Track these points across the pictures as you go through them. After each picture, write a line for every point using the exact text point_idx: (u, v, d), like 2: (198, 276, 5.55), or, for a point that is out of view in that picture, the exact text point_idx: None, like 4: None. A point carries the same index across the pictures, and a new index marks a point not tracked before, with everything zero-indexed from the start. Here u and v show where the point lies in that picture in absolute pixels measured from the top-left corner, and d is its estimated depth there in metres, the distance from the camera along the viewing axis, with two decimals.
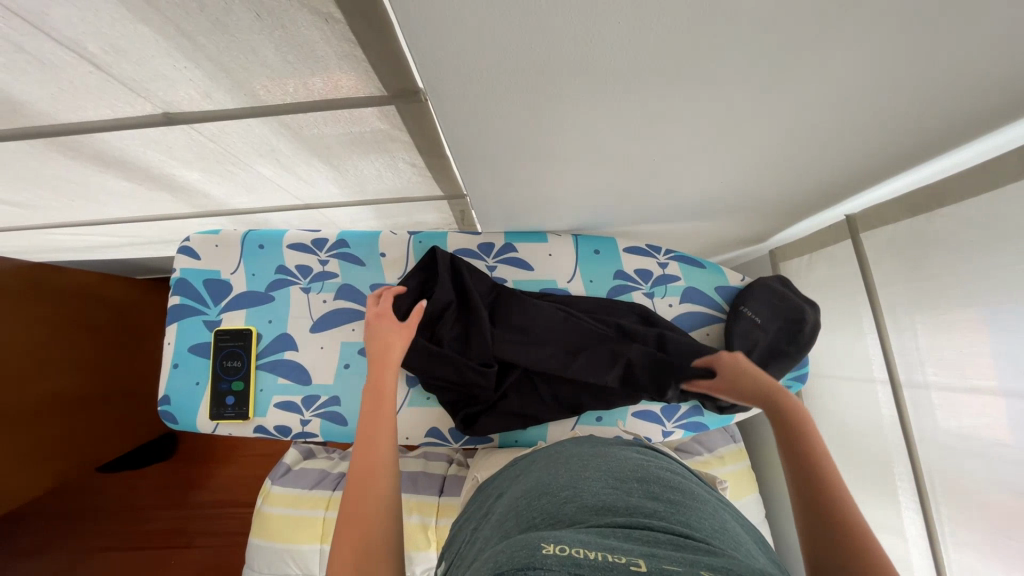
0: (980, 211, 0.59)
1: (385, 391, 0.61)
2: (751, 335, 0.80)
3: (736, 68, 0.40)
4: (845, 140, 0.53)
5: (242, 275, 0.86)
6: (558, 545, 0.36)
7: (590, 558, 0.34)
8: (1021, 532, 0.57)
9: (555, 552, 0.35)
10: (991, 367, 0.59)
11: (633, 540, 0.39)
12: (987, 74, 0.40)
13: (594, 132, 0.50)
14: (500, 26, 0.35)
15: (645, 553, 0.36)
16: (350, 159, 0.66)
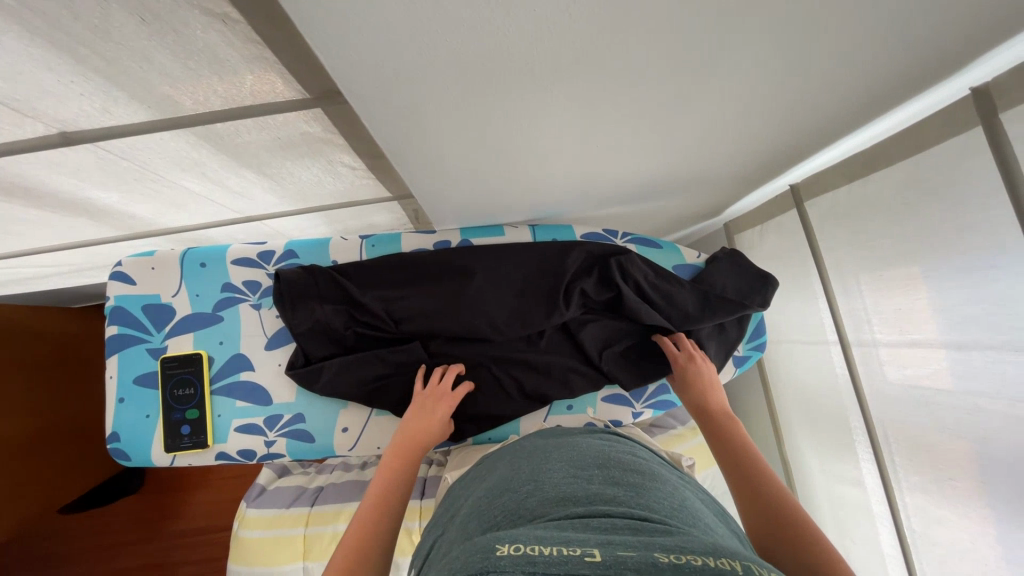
0: (910, 173, 0.61)
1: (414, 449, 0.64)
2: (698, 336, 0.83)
3: (661, 48, 0.39)
4: (780, 111, 0.54)
5: (184, 297, 0.80)
6: (513, 546, 0.36)
7: (545, 554, 0.34)
8: (964, 471, 0.61)
9: (510, 553, 0.35)
10: (929, 321, 0.62)
11: (592, 528, 0.39)
12: (901, 38, 0.41)
13: (532, 121, 0.49)
14: (410, 17, 0.33)
15: (601, 540, 0.36)
16: (284, 166, 0.62)
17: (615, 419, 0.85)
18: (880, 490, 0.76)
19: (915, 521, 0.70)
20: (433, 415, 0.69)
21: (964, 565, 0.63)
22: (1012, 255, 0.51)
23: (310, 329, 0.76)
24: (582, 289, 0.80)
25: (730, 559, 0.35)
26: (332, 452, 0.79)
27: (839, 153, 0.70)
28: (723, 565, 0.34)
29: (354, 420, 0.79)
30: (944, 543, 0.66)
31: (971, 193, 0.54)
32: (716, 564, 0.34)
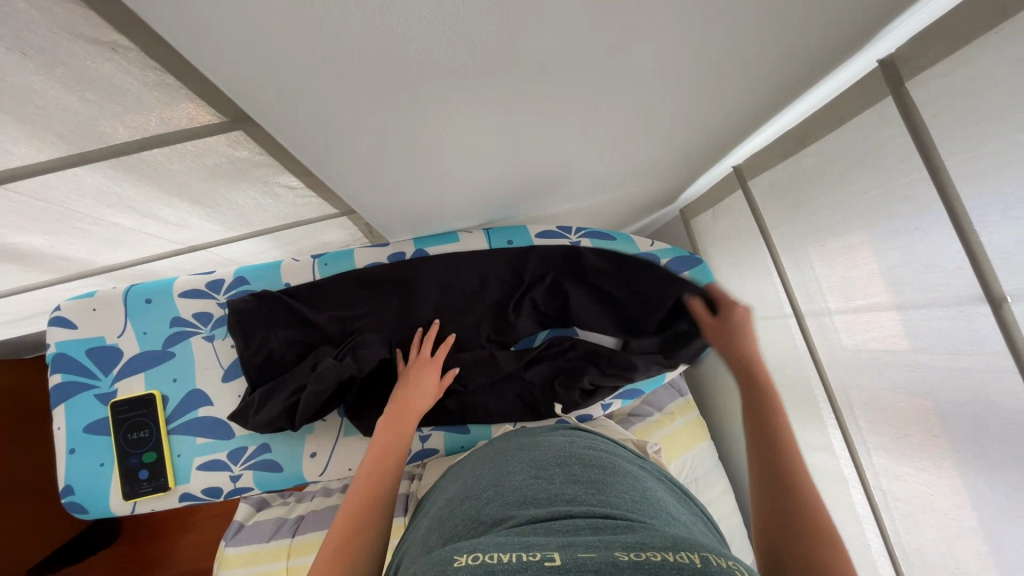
0: (837, 146, 0.63)
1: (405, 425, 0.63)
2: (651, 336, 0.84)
3: (568, 45, 0.40)
4: (702, 99, 0.55)
5: (131, 336, 0.77)
6: (472, 556, 0.35)
7: (504, 562, 0.34)
8: (916, 424, 0.64)
9: (468, 564, 0.34)
10: (873, 285, 0.64)
11: (553, 531, 0.39)
12: (797, 19, 0.43)
13: (463, 123, 0.49)
14: (307, 29, 0.33)
15: (561, 543, 0.36)
16: (218, 192, 0.60)
17: (586, 413, 0.85)
18: (846, 453, 0.78)
19: (880, 479, 0.72)
20: (424, 389, 0.69)
21: (929, 515, 0.66)
22: (931, 216, 0.53)
23: (264, 359, 0.74)
24: (537, 298, 0.80)
25: (688, 552, 0.35)
26: (302, 479, 0.77)
27: (777, 130, 0.71)
28: (682, 559, 0.34)
29: (321, 444, 0.77)
30: (908, 497, 0.68)
31: (892, 159, 0.56)
32: (675, 557, 0.34)
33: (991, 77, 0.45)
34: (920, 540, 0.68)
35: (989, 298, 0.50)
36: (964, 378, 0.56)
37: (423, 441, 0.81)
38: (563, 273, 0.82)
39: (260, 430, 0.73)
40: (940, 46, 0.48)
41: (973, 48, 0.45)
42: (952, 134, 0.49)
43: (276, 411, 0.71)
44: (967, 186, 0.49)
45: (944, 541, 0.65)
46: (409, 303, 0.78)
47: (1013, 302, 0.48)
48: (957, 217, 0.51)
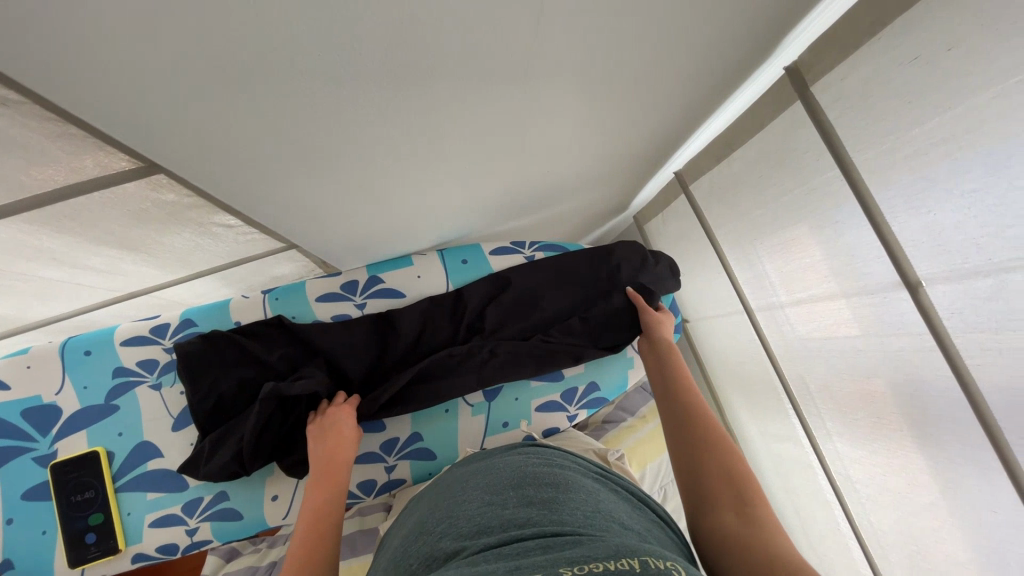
0: (758, 148, 0.67)
1: (333, 470, 0.61)
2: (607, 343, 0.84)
3: (471, 70, 0.42)
4: (621, 111, 0.58)
5: (70, 392, 0.73)
6: None
7: None
8: (865, 408, 0.66)
9: None
10: (812, 279, 0.66)
11: (503, 557, 0.39)
12: (688, 31, 0.46)
13: (389, 149, 0.49)
14: (205, 68, 0.33)
15: (507, 568, 0.36)
16: (149, 235, 0.58)
17: (553, 426, 0.84)
18: (808, 443, 0.80)
19: (840, 464, 0.74)
20: (346, 431, 0.68)
21: (887, 494, 0.67)
22: (848, 209, 0.56)
23: (211, 402, 0.71)
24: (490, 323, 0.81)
25: (629, 557, 0.36)
26: (265, 524, 0.74)
27: (709, 134, 0.74)
28: (623, 565, 0.35)
29: (283, 486, 0.74)
30: (868, 480, 0.70)
31: (806, 156, 0.60)
32: (617, 565, 0.35)
33: (879, 81, 0.48)
34: (882, 520, 0.70)
35: (905, 283, 0.53)
36: (899, 361, 0.58)
37: (389, 472, 0.78)
38: (511, 310, 0.82)
39: (213, 479, 0.70)
40: (834, 53, 0.51)
41: (854, 53, 0.49)
42: (854, 132, 0.53)
43: (228, 457, 0.68)
44: (874, 180, 0.52)
45: (904, 520, 0.66)
46: (365, 333, 0.77)
47: (928, 286, 0.51)
48: (870, 209, 0.54)
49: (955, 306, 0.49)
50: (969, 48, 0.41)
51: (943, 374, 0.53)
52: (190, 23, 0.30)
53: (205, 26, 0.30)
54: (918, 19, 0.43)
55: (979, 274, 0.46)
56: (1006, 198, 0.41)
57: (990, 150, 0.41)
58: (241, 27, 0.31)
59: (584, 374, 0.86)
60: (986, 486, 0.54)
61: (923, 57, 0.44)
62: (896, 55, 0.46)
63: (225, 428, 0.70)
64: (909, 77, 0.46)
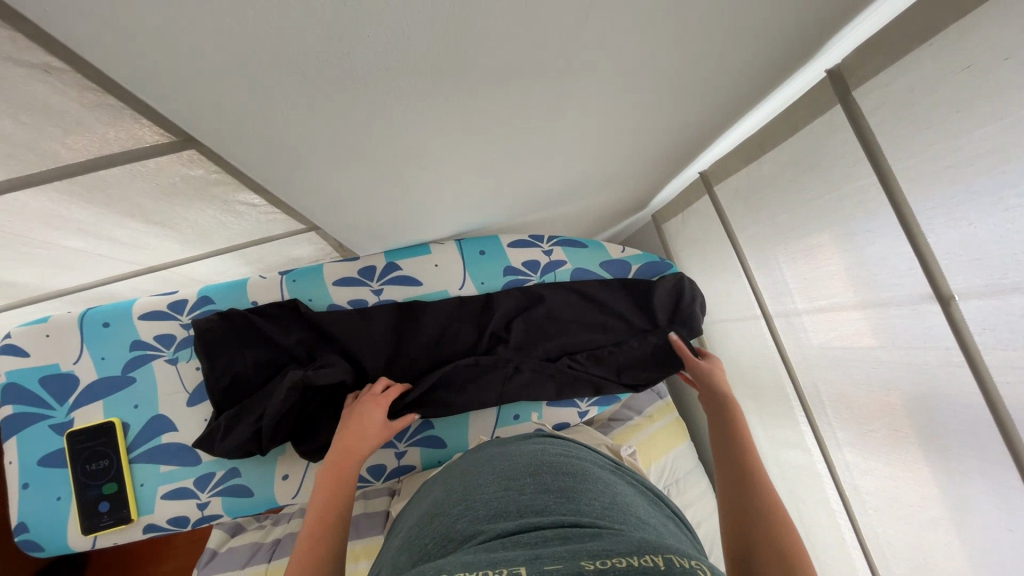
0: (790, 152, 0.66)
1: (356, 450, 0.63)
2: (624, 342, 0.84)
3: (513, 60, 0.41)
4: (655, 108, 0.57)
5: (88, 362, 0.73)
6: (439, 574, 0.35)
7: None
8: (880, 421, 0.66)
9: None
10: (837, 287, 0.65)
11: (522, 544, 0.41)
12: (735, 30, 0.45)
13: (420, 134, 0.48)
14: (247, 45, 0.33)
15: (529, 556, 0.38)
16: (173, 211, 0.58)
17: (563, 421, 0.84)
18: (818, 451, 0.80)
19: (849, 475, 0.74)
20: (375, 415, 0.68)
21: (895, 507, 0.67)
22: (881, 218, 0.55)
23: (226, 382, 0.71)
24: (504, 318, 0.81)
25: (652, 555, 0.38)
26: (274, 502, 0.74)
27: (739, 135, 0.73)
28: (646, 563, 0.37)
29: (294, 466, 0.74)
30: (878, 492, 0.70)
31: (840, 163, 0.59)
32: (640, 562, 0.37)
33: (927, 88, 0.47)
34: (888, 532, 0.70)
35: (938, 296, 0.52)
36: (922, 374, 0.57)
37: (399, 458, 0.79)
38: (527, 317, 0.82)
39: (229, 456, 0.70)
40: (880, 58, 0.50)
41: (902, 59, 0.48)
42: (894, 140, 0.51)
43: (245, 434, 0.68)
44: (911, 189, 0.51)
45: (913, 533, 0.66)
46: (378, 318, 0.77)
47: (961, 300, 0.50)
48: (905, 218, 0.53)
49: (988, 323, 0.48)
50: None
51: (967, 390, 0.52)
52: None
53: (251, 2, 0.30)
54: (973, 27, 0.42)
55: (1017, 291, 0.45)
56: None
57: None
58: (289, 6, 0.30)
59: None
60: (1001, 505, 0.53)
61: (977, 67, 0.43)
62: (948, 63, 0.45)
63: (240, 409, 0.70)
64: (960, 86, 0.44)
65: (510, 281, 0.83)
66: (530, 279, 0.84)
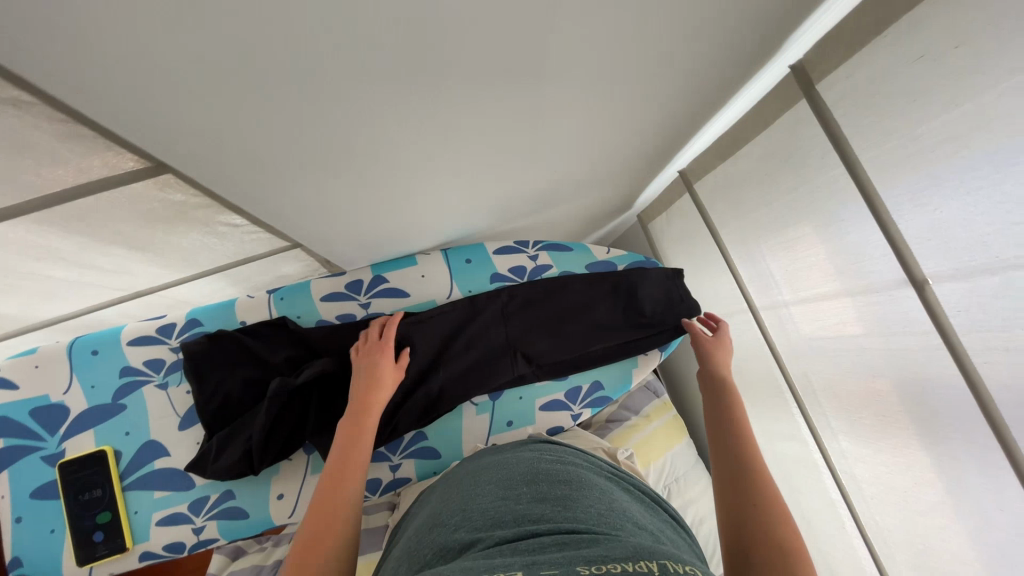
0: (762, 147, 0.67)
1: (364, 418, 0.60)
2: (609, 334, 0.84)
3: (476, 72, 0.42)
4: (626, 110, 0.58)
5: (78, 391, 0.73)
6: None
7: None
8: (868, 407, 0.66)
9: None
10: (817, 277, 0.66)
11: (520, 551, 0.42)
12: (693, 32, 0.46)
13: (393, 148, 0.49)
14: (213, 68, 0.33)
15: (526, 561, 0.39)
16: (155, 235, 0.59)
17: (557, 426, 0.84)
18: (813, 442, 0.80)
19: (844, 463, 0.74)
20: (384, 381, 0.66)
21: (891, 494, 0.68)
22: (854, 207, 0.56)
23: (216, 404, 0.71)
24: (491, 321, 0.80)
25: (647, 561, 0.38)
26: (270, 522, 0.74)
27: (712, 133, 0.74)
28: (641, 568, 0.38)
29: (289, 484, 0.74)
30: (874, 478, 0.70)
31: (810, 155, 0.60)
32: (635, 567, 0.38)
33: (887, 79, 0.48)
34: (885, 518, 0.70)
35: (911, 281, 0.52)
36: (906, 359, 0.58)
37: (394, 471, 0.79)
38: (527, 313, 0.82)
39: (221, 478, 0.70)
40: (838, 52, 0.51)
41: (860, 52, 0.49)
42: (860, 131, 0.53)
43: (238, 454, 0.68)
44: (879, 177, 0.52)
45: (909, 519, 0.66)
46: (367, 329, 0.76)
47: (935, 284, 0.51)
48: (875, 207, 0.54)
49: (963, 304, 0.49)
50: (977, 46, 0.40)
51: (948, 372, 0.53)
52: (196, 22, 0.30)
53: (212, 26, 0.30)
54: (922, 19, 0.44)
55: (987, 272, 0.45)
56: (1014, 195, 0.41)
57: (997, 148, 0.41)
58: (246, 31, 0.31)
59: (586, 373, 0.86)
60: (990, 483, 0.54)
61: (931, 55, 0.44)
62: (904, 53, 0.46)
63: (231, 429, 0.70)
64: (917, 75, 0.46)
65: (497, 288, 0.83)
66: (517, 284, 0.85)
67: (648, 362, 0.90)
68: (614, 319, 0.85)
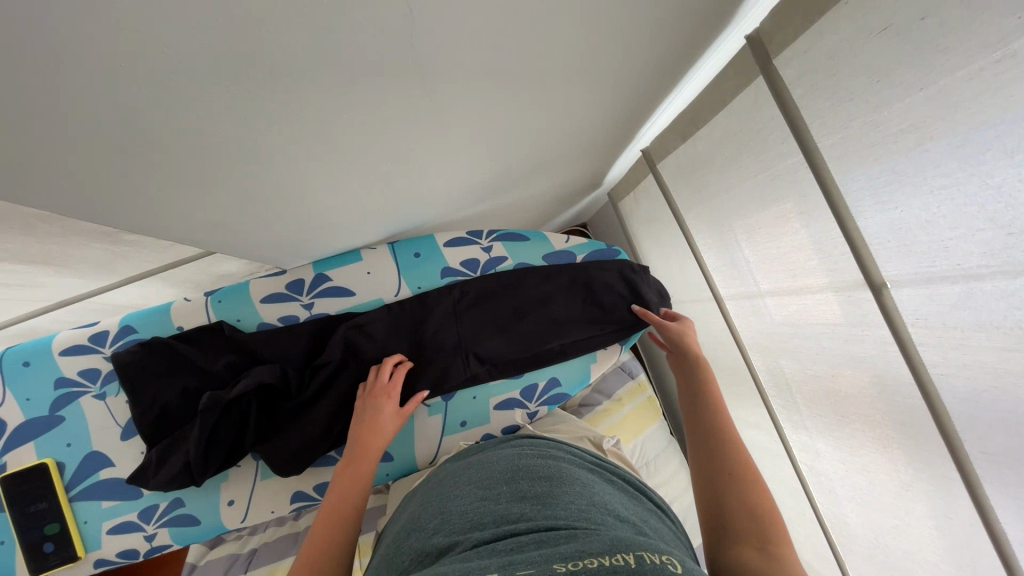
0: (721, 130, 0.60)
1: (364, 458, 0.61)
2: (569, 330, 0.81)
3: (357, 83, 0.36)
4: (559, 98, 0.52)
5: (12, 404, 0.71)
6: None
7: None
8: (824, 407, 0.64)
9: None
10: (777, 271, 0.61)
11: (498, 552, 0.41)
12: (616, 10, 0.39)
13: (287, 160, 0.44)
14: (1, 107, 0.27)
15: (502, 562, 0.37)
16: (52, 249, 0.54)
17: (513, 424, 0.82)
18: (774, 432, 0.78)
19: (804, 456, 0.73)
20: (382, 418, 0.66)
21: (847, 489, 0.66)
22: (812, 200, 0.51)
23: (154, 414, 0.69)
24: (442, 322, 0.77)
25: (625, 553, 0.37)
26: (223, 528, 0.74)
27: (672, 110, 0.68)
28: (619, 562, 0.36)
29: (238, 491, 0.73)
30: (832, 474, 0.68)
31: (768, 141, 0.54)
32: (612, 561, 0.36)
33: (846, 57, 0.41)
34: (842, 512, 0.69)
35: (870, 284, 0.48)
36: (864, 362, 0.54)
37: None
38: (478, 312, 0.79)
39: (166, 489, 0.69)
40: (796, 22, 0.45)
41: (819, 24, 0.43)
42: (819, 115, 0.46)
43: (178, 467, 0.67)
44: (838, 168, 0.47)
45: (864, 515, 0.65)
46: (309, 334, 0.73)
47: (894, 288, 0.46)
48: (834, 201, 0.48)
49: (920, 312, 0.45)
50: (945, 21, 0.34)
51: (903, 378, 0.49)
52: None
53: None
54: None
55: (946, 280, 0.41)
56: (980, 198, 0.36)
57: (961, 140, 0.36)
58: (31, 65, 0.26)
59: (544, 369, 0.83)
60: (941, 490, 0.51)
61: (894, 30, 0.37)
62: (866, 27, 0.39)
63: (169, 442, 0.68)
64: (876, 55, 0.39)
65: (448, 283, 0.79)
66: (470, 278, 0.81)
67: (609, 356, 0.88)
68: (575, 314, 0.82)
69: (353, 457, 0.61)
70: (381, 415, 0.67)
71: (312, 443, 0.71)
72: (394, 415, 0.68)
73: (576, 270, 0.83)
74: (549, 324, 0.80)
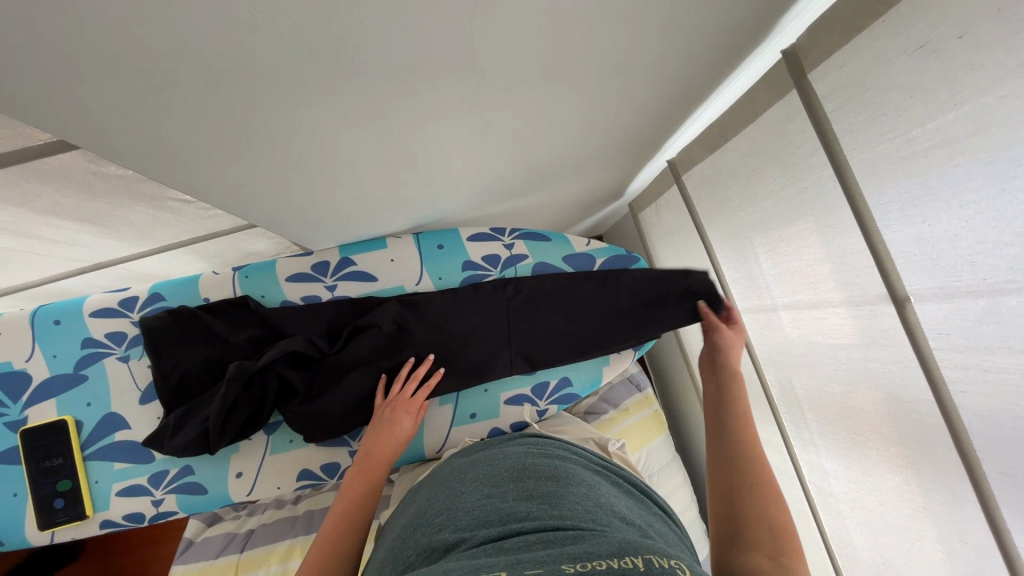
0: (750, 142, 0.62)
1: (374, 467, 0.60)
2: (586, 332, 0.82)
3: (415, 70, 0.38)
4: (596, 102, 0.54)
5: (40, 360, 0.73)
6: None
7: None
8: (839, 425, 0.63)
9: None
10: (797, 284, 0.62)
11: (504, 550, 0.41)
12: (661, 19, 0.42)
13: (336, 139, 0.46)
14: (98, 64, 0.30)
15: (510, 560, 0.38)
16: (100, 209, 0.57)
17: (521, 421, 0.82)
18: (783, 449, 0.77)
19: (813, 476, 0.72)
20: (396, 425, 0.66)
21: (856, 511, 0.65)
22: (837, 213, 0.52)
23: (174, 380, 0.70)
24: (463, 312, 0.78)
25: (633, 556, 0.37)
26: (228, 499, 0.75)
27: (702, 122, 0.69)
28: (627, 564, 0.36)
29: (247, 464, 0.74)
30: (842, 495, 0.67)
31: (797, 155, 0.55)
32: (620, 563, 0.36)
33: (881, 74, 0.43)
34: (850, 535, 0.68)
35: (892, 297, 0.48)
36: (882, 379, 0.54)
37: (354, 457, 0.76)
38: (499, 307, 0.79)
39: (178, 454, 0.70)
40: (832, 41, 0.46)
41: (854, 42, 0.44)
42: (850, 130, 0.48)
43: (194, 433, 0.68)
44: (867, 182, 0.48)
45: (873, 539, 0.64)
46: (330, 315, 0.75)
47: (917, 303, 0.47)
48: (861, 214, 0.49)
49: (943, 326, 0.45)
50: (982, 43, 0.35)
51: (922, 397, 0.49)
52: (57, 10, 0.26)
53: (81, 17, 0.27)
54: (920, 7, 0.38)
55: (971, 295, 0.41)
56: (1011, 216, 0.37)
57: (992, 160, 0.37)
58: (133, 28, 0.28)
59: (555, 369, 0.84)
60: (956, 514, 0.51)
61: (929, 48, 0.39)
62: (903, 45, 0.41)
63: (188, 408, 0.69)
64: (910, 74, 0.41)
65: (468, 276, 0.81)
66: (490, 273, 0.82)
67: (620, 362, 0.88)
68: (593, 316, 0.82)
69: (363, 467, 0.60)
70: (395, 426, 0.66)
71: (329, 420, 0.72)
72: (409, 427, 0.68)
73: (597, 274, 0.84)
74: (567, 324, 0.81)
